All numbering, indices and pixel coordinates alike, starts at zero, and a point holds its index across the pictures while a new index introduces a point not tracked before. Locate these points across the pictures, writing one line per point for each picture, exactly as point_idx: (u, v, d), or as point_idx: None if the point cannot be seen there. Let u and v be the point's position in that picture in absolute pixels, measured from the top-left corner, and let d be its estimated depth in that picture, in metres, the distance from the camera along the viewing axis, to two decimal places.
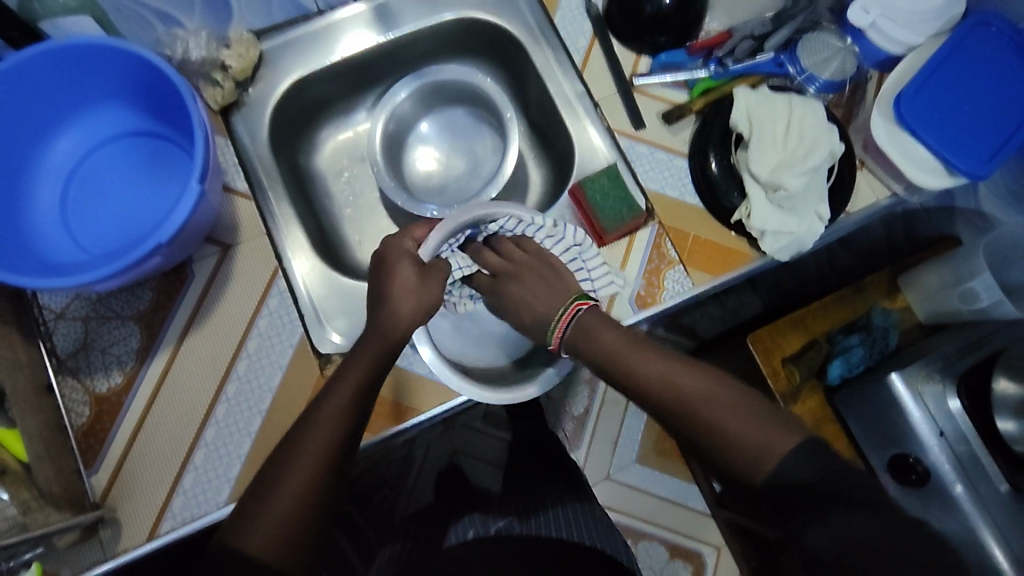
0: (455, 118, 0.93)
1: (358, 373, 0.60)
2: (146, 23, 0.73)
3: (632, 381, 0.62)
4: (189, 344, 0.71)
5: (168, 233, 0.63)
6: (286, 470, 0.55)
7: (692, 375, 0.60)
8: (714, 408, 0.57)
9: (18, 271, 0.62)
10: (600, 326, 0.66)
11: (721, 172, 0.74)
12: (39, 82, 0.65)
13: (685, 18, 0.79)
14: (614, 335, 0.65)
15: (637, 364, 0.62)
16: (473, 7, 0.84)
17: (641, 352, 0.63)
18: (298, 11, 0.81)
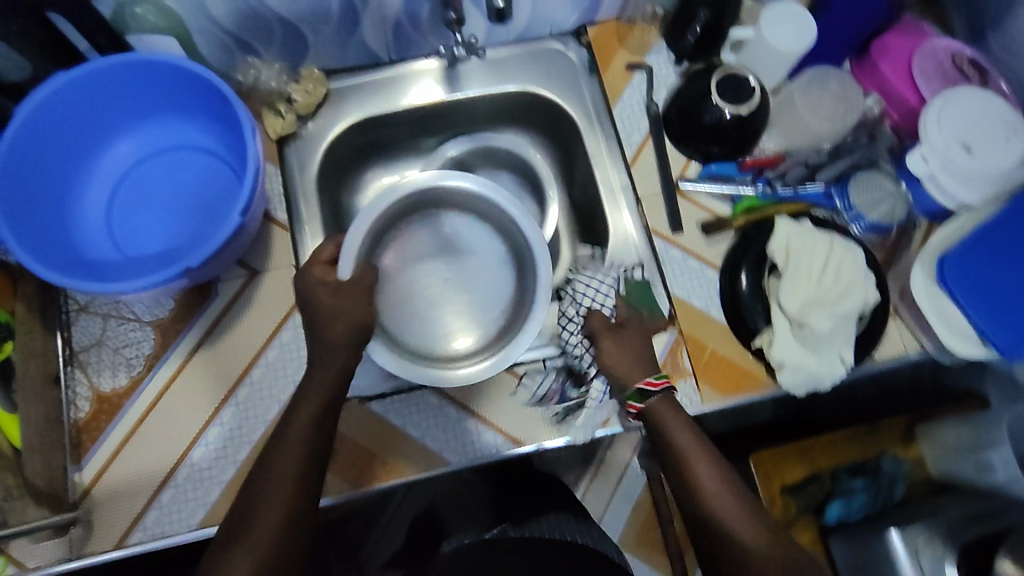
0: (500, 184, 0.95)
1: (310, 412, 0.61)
2: (227, 49, 0.76)
3: (677, 471, 0.62)
4: (198, 361, 0.72)
5: (201, 257, 0.64)
6: (257, 516, 0.56)
7: (734, 489, 0.60)
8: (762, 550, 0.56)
9: (51, 263, 0.64)
10: (673, 418, 0.64)
11: (750, 292, 0.73)
12: (113, 89, 0.69)
13: (743, 134, 0.78)
14: (690, 436, 0.63)
15: (689, 462, 0.61)
16: (536, 83, 0.86)
17: (699, 449, 0.62)
18: (371, 58, 0.84)
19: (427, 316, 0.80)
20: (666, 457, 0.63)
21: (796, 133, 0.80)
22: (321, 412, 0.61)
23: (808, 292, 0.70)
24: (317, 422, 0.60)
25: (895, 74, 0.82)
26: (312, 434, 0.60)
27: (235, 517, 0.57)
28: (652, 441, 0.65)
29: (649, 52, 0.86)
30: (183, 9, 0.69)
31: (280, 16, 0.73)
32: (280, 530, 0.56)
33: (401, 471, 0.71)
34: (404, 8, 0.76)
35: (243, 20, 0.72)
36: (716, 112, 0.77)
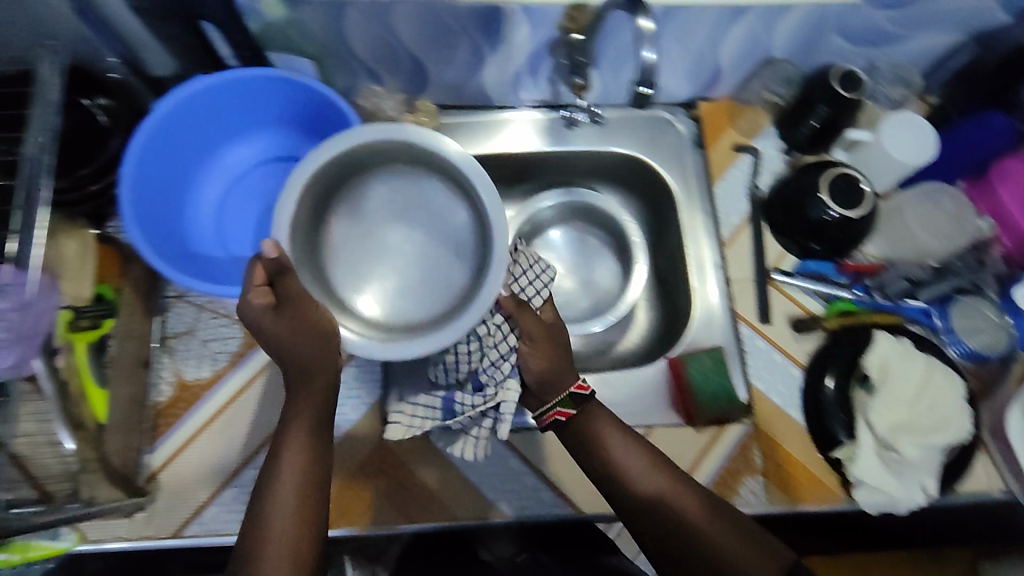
0: (587, 241, 0.93)
1: (301, 417, 0.56)
2: (352, 74, 0.77)
3: (621, 480, 0.61)
4: (279, 366, 0.75)
5: None
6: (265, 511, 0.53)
7: (678, 481, 0.61)
8: (727, 539, 0.58)
9: (169, 257, 0.67)
10: (614, 428, 0.64)
11: (835, 399, 0.72)
12: (251, 95, 0.72)
13: (848, 237, 0.77)
14: (614, 430, 0.63)
15: (631, 467, 0.61)
16: (642, 149, 0.86)
17: (618, 437, 0.63)
18: (484, 99, 0.85)
19: (361, 274, 0.65)
20: (587, 457, 0.63)
21: (901, 244, 0.79)
22: (318, 412, 0.57)
23: (900, 415, 0.68)
24: (317, 418, 0.57)
25: (1012, 199, 0.77)
26: (315, 428, 0.57)
27: (248, 517, 0.54)
28: (582, 449, 0.64)
29: (758, 137, 0.85)
30: (323, 36, 0.70)
31: (411, 52, 0.74)
32: (302, 525, 0.53)
33: (456, 515, 0.71)
34: (529, 59, 0.76)
35: (375, 51, 0.73)
36: (824, 208, 0.76)
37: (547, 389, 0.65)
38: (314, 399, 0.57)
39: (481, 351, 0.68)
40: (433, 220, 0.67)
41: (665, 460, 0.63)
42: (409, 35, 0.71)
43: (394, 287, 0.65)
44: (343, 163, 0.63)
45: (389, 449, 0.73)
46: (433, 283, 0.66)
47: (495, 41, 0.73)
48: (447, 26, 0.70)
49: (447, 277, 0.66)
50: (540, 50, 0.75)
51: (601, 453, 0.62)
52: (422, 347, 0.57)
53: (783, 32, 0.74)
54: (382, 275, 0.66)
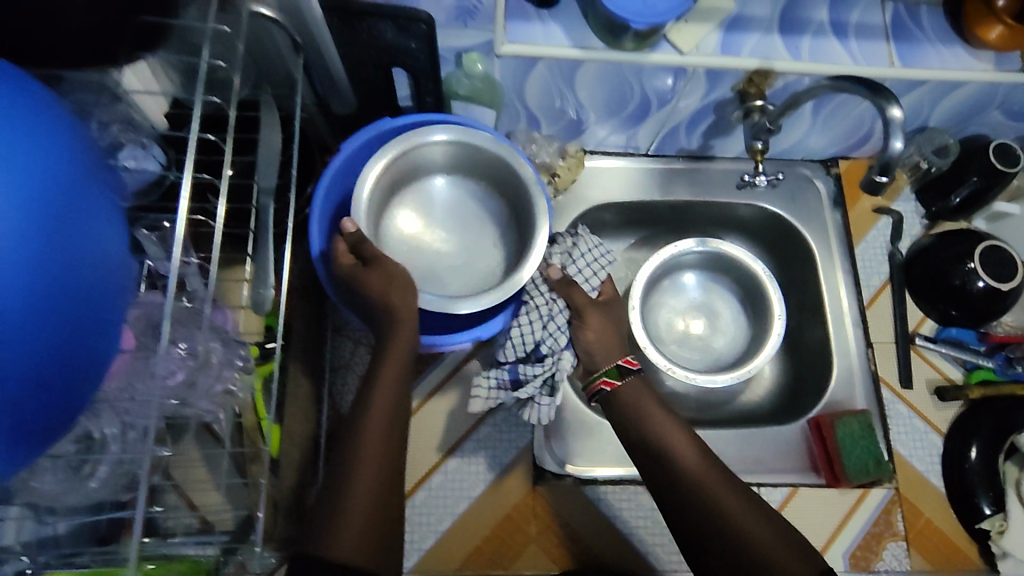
0: (717, 290, 0.93)
1: (386, 385, 0.55)
2: (516, 119, 0.81)
3: (654, 455, 0.60)
4: (432, 406, 0.76)
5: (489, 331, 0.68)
6: (348, 470, 0.51)
7: (725, 479, 0.57)
8: (749, 522, 0.54)
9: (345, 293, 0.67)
10: (651, 410, 0.62)
11: (980, 467, 0.73)
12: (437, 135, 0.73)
13: (993, 309, 0.78)
14: (669, 424, 0.61)
15: (683, 456, 0.59)
16: (782, 205, 0.88)
17: (679, 435, 0.60)
18: (629, 146, 0.87)
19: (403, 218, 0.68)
20: (639, 437, 0.61)
21: None
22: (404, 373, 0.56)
23: None
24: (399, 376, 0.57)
25: None
26: (392, 411, 0.55)
27: (327, 476, 0.53)
28: (631, 437, 0.62)
29: (898, 199, 0.88)
30: (505, 84, 0.72)
31: (579, 102, 0.76)
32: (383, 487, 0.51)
33: (604, 562, 0.72)
34: (691, 114, 0.78)
35: (545, 99, 0.75)
36: (967, 275, 0.77)
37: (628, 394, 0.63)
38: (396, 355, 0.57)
39: (543, 321, 0.69)
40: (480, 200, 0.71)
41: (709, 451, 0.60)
42: (585, 87, 0.73)
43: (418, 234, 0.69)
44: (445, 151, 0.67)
45: (539, 496, 0.73)
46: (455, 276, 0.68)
47: (665, 97, 0.74)
48: (626, 81, 0.71)
49: (480, 265, 0.69)
50: (707, 106, 0.77)
51: (652, 436, 0.60)
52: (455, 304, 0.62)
53: (947, 105, 0.75)
54: (413, 234, 0.69)
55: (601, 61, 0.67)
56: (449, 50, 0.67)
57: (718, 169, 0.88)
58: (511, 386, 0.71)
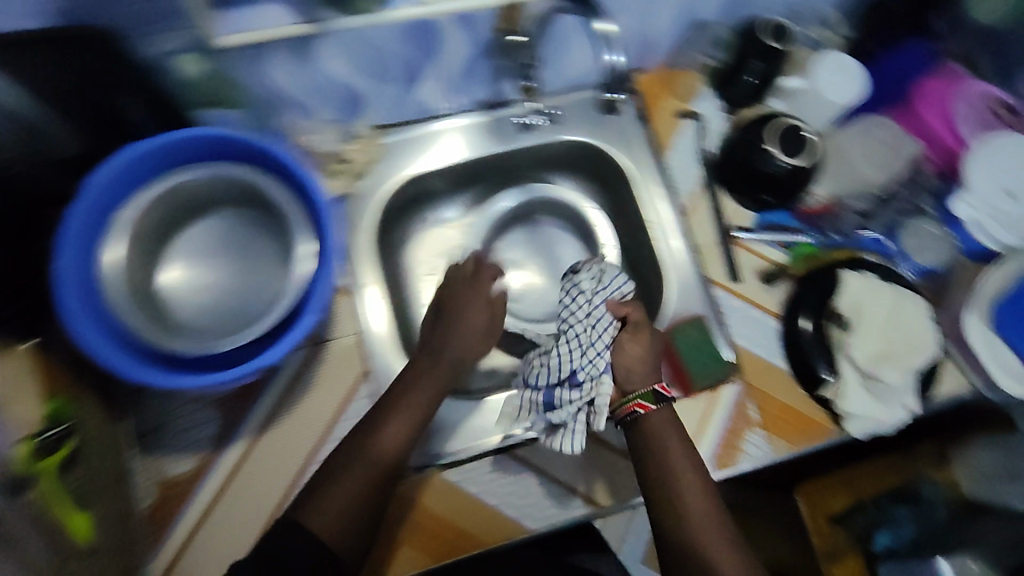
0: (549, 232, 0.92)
1: (409, 420, 0.67)
2: (279, 113, 0.73)
3: (662, 467, 0.66)
4: (267, 439, 0.70)
5: (270, 358, 0.61)
6: (342, 471, 0.63)
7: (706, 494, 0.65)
8: (699, 520, 0.63)
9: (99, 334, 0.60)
10: (666, 434, 0.68)
11: (812, 338, 0.76)
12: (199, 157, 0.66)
13: (800, 184, 0.79)
14: (677, 447, 0.67)
15: (675, 471, 0.65)
16: (590, 134, 0.85)
17: (680, 456, 0.66)
18: (423, 111, 0.80)
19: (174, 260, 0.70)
20: (653, 461, 0.66)
21: (847, 178, 0.81)
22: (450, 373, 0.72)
23: (877, 347, 0.73)
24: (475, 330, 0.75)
25: (933, 116, 0.83)
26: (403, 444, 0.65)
27: (322, 474, 0.63)
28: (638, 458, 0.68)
29: (697, 100, 0.85)
30: (246, 78, 0.66)
31: (340, 79, 0.70)
32: (371, 486, 0.62)
33: (482, 539, 0.70)
34: (464, 65, 0.75)
35: (300, 82, 0.69)
36: (772, 160, 0.77)
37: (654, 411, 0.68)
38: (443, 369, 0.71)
39: (584, 349, 0.72)
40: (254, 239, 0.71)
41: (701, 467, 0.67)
42: (338, 63, 0.68)
43: (183, 278, 0.70)
44: (183, 196, 0.68)
45: (401, 495, 0.70)
46: (241, 303, 0.69)
47: (427, 53, 0.70)
48: (378, 45, 0.67)
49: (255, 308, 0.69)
50: (475, 52, 0.73)
51: (660, 453, 0.67)
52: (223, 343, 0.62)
53: None
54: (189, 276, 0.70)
55: (341, 29, 0.63)
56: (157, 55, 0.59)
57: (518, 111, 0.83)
58: (543, 408, 0.71)
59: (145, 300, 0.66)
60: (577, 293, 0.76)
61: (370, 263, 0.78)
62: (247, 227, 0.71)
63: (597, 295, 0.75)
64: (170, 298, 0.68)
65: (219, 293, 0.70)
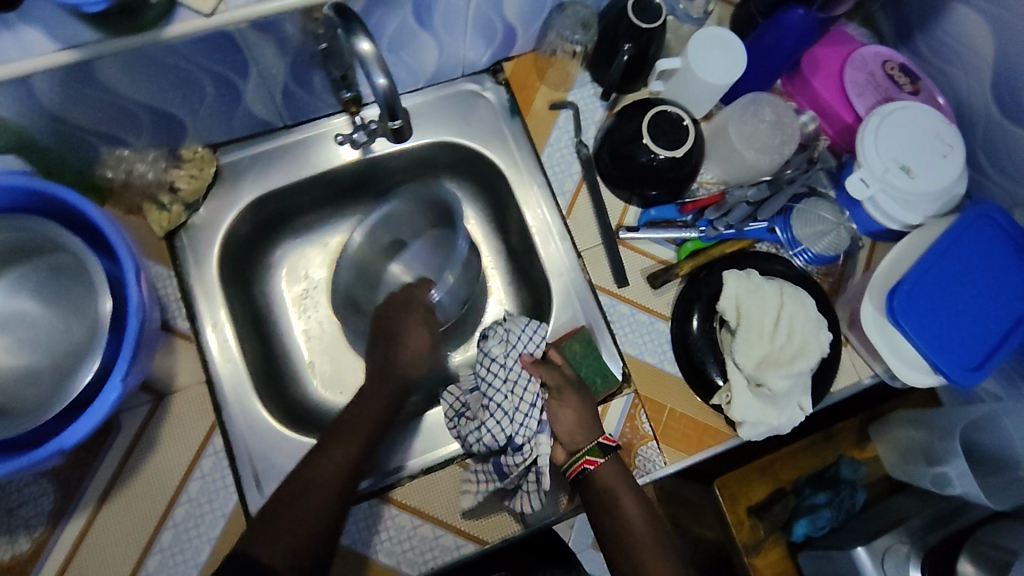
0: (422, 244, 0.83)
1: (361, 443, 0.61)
2: (87, 146, 0.65)
3: (616, 522, 0.63)
4: (110, 506, 0.63)
5: (74, 436, 0.56)
6: (298, 501, 0.55)
7: (658, 539, 0.64)
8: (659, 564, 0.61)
9: None
10: (625, 483, 0.65)
11: (702, 341, 0.71)
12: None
13: (679, 174, 0.72)
14: (631, 494, 0.64)
15: (629, 520, 0.63)
16: (456, 134, 0.79)
17: (632, 500, 0.64)
18: (264, 125, 0.73)
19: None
20: (606, 514, 0.64)
21: (731, 165, 0.76)
22: (376, 423, 0.63)
23: (763, 348, 0.68)
24: (388, 399, 0.66)
25: (826, 87, 0.79)
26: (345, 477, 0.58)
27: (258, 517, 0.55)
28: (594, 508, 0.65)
29: (572, 88, 0.79)
30: (23, 117, 0.57)
31: (144, 104, 0.62)
32: (334, 507, 0.56)
33: None
34: (293, 73, 0.65)
35: (89, 111, 0.60)
36: (648, 154, 0.71)
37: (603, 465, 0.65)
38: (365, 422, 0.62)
39: (514, 413, 0.68)
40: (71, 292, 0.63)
41: (650, 505, 0.66)
42: (133, 89, 0.59)
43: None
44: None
45: None
46: (63, 363, 0.63)
47: (241, 67, 0.61)
48: (176, 66, 0.57)
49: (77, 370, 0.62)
50: (301, 60, 0.64)
51: (609, 497, 0.64)
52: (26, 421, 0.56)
53: None
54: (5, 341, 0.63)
55: (117, 53, 0.53)
56: None
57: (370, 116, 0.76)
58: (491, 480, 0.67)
59: None
60: (490, 362, 0.71)
61: (218, 297, 0.70)
62: (63, 278, 0.63)
63: (511, 356, 0.70)
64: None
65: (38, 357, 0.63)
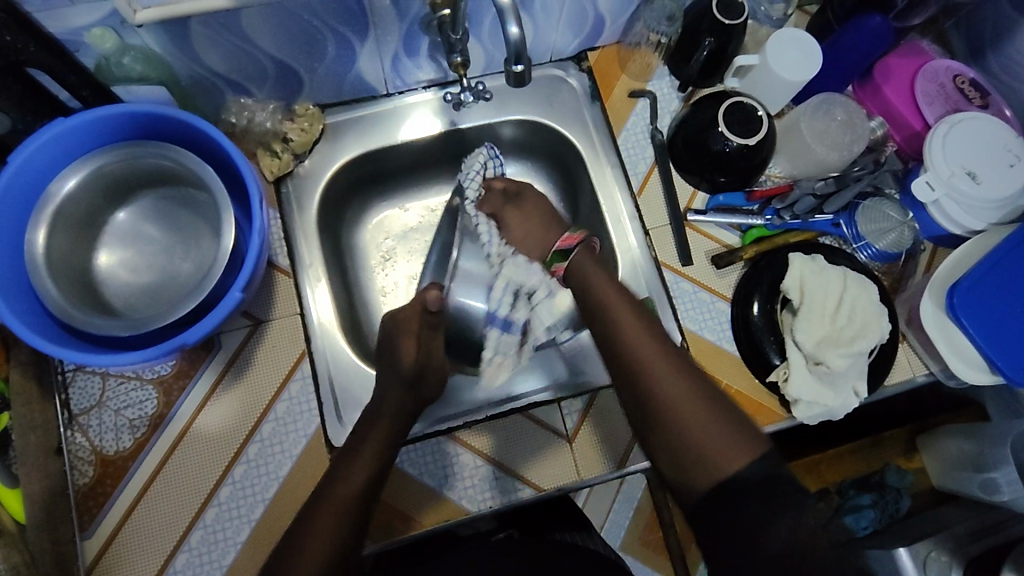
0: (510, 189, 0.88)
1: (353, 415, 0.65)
2: (216, 90, 0.72)
3: (619, 349, 0.62)
4: (205, 418, 0.70)
5: (196, 335, 0.62)
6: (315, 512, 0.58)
7: (673, 366, 0.60)
8: (671, 392, 0.58)
9: (20, 315, 0.60)
10: (594, 267, 0.69)
11: (763, 321, 0.74)
12: (128, 131, 0.67)
13: (751, 163, 0.76)
14: (620, 300, 0.65)
15: (633, 350, 0.61)
16: (541, 114, 0.84)
17: (630, 317, 0.64)
18: (368, 91, 0.81)
19: (114, 241, 0.71)
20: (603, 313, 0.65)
21: (801, 160, 0.80)
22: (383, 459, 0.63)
23: (822, 331, 0.71)
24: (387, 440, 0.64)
25: (896, 94, 0.82)
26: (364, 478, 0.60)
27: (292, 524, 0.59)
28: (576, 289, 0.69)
29: (651, 79, 0.85)
30: (170, 55, 0.64)
31: (273, 57, 0.69)
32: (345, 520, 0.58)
33: (419, 521, 0.70)
34: (404, 41, 0.73)
35: (228, 59, 0.67)
36: (724, 141, 0.75)
37: (552, 237, 0.75)
38: (367, 461, 0.62)
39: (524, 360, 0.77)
40: (191, 223, 0.71)
41: (658, 330, 0.63)
42: (266, 40, 0.66)
43: (121, 264, 0.70)
44: (111, 179, 0.68)
45: None
46: (174, 283, 0.70)
47: (362, 29, 0.68)
48: (306, 22, 0.65)
49: (189, 287, 0.69)
50: (413, 28, 0.71)
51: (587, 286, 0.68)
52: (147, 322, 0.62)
53: None
54: (127, 257, 0.71)
55: (258, 5, 0.60)
56: (69, 32, 0.58)
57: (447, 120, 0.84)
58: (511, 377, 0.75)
59: (80, 286, 0.67)
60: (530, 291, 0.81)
61: (313, 244, 0.77)
62: (184, 209, 0.71)
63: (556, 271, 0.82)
64: (110, 285, 0.69)
65: (153, 274, 0.70)
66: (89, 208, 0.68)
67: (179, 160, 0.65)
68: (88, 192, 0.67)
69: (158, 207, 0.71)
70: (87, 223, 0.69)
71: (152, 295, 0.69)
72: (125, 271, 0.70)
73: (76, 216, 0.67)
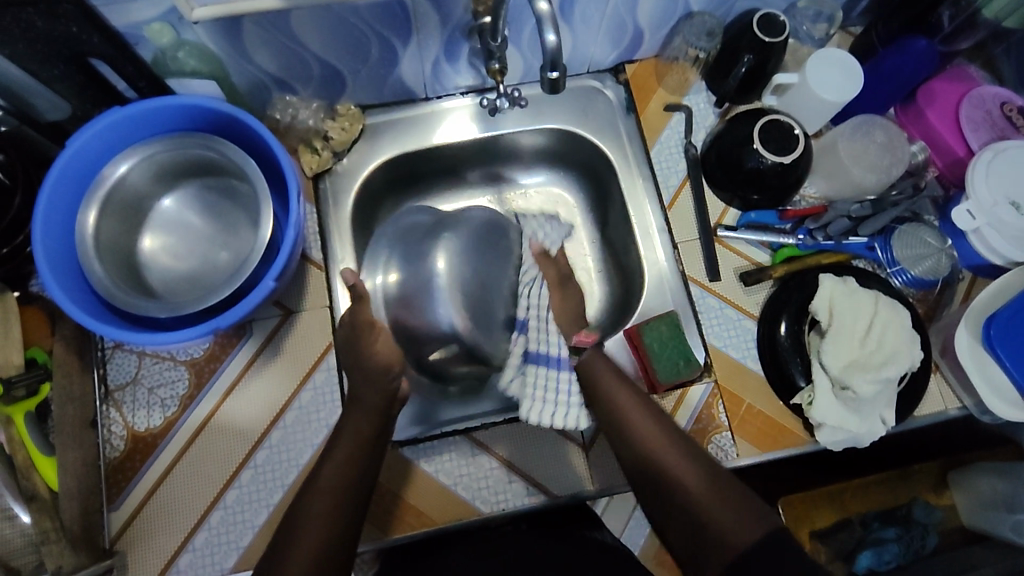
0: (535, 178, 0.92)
1: None
2: (264, 88, 0.75)
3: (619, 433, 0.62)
4: (233, 401, 0.72)
5: (229, 319, 0.64)
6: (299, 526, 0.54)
7: (669, 434, 0.60)
8: (670, 464, 0.57)
9: (68, 293, 0.63)
10: (607, 376, 0.66)
11: (790, 343, 0.73)
12: (177, 122, 0.70)
13: (784, 181, 0.76)
14: (620, 391, 0.64)
15: (633, 419, 0.62)
16: (575, 123, 0.85)
17: (636, 403, 0.63)
18: (407, 94, 0.83)
19: (158, 227, 0.74)
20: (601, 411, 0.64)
21: (837, 181, 0.80)
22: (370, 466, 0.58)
23: (850, 355, 0.70)
24: None
25: (940, 120, 0.81)
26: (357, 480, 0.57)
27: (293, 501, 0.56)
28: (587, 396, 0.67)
29: (687, 93, 0.85)
30: (223, 52, 0.67)
31: (319, 58, 0.72)
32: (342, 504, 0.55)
33: (433, 518, 0.70)
34: (445, 46, 0.74)
35: (277, 59, 0.70)
36: (758, 158, 0.75)
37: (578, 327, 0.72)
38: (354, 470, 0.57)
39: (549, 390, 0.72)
40: (229, 215, 0.74)
41: (652, 405, 0.63)
42: (315, 42, 0.69)
43: (164, 248, 0.73)
44: (158, 167, 0.71)
45: None
46: (211, 272, 0.73)
47: (406, 34, 0.71)
48: (353, 26, 0.67)
49: (223, 276, 0.72)
50: (455, 35, 0.73)
51: (620, 415, 0.62)
52: (182, 305, 0.64)
53: None
54: (167, 243, 0.74)
55: (309, 7, 0.62)
56: (130, 26, 0.61)
57: (475, 120, 0.85)
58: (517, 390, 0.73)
59: (123, 266, 0.70)
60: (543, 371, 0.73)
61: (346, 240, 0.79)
62: (224, 201, 0.74)
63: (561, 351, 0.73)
64: (151, 268, 0.72)
65: (191, 261, 0.73)
66: (136, 194, 0.71)
67: (223, 153, 0.68)
68: (137, 177, 0.70)
69: (199, 197, 0.74)
70: (133, 208, 0.72)
71: (189, 282, 0.72)
72: (165, 258, 0.73)
73: (124, 199, 0.70)
